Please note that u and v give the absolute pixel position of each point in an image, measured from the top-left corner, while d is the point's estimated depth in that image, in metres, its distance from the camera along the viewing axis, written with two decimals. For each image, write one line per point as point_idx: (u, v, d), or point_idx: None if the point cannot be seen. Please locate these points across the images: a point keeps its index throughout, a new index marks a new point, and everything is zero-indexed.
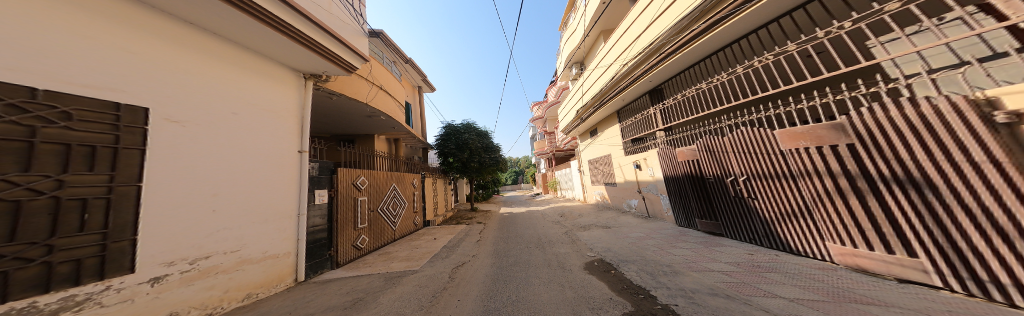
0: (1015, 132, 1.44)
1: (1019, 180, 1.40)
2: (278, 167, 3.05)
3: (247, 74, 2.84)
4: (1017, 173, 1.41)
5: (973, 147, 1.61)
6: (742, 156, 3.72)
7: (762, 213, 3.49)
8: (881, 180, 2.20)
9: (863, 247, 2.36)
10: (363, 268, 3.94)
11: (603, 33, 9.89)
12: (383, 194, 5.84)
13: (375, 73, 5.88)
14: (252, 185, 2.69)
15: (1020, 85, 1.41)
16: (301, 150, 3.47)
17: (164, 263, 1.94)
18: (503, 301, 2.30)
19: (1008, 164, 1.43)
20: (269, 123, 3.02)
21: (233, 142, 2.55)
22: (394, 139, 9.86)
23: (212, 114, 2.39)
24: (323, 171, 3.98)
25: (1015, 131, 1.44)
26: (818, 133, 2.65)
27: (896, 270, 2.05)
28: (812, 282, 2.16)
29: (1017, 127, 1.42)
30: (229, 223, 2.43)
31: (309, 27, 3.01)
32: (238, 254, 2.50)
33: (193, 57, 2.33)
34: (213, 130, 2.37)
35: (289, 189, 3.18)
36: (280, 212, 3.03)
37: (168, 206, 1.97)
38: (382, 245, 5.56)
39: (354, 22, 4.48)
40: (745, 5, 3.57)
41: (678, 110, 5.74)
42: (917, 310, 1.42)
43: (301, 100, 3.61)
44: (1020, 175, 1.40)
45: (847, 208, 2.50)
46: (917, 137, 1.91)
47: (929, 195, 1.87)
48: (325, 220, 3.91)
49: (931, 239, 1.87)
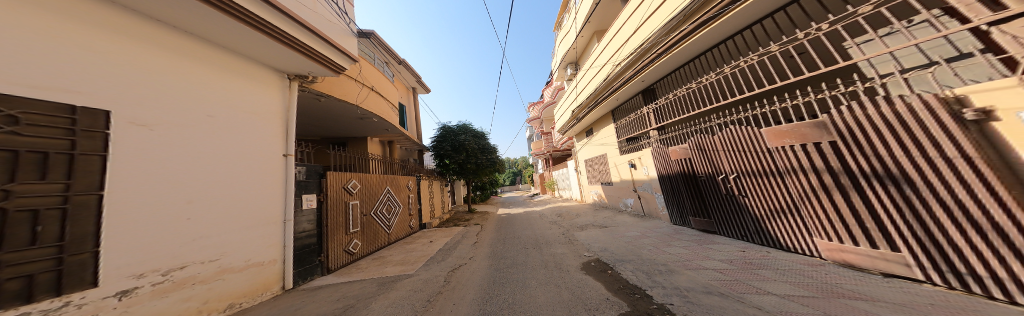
0: (983, 128, 1.51)
1: (993, 177, 1.43)
2: (261, 172, 2.95)
3: (226, 76, 2.75)
4: (990, 169, 1.44)
5: (947, 144, 1.64)
6: (730, 153, 3.80)
7: (752, 210, 3.54)
8: (863, 177, 2.24)
9: (849, 243, 2.39)
10: (356, 274, 3.84)
11: (597, 33, 9.98)
12: (376, 197, 5.75)
13: (366, 74, 5.77)
14: (233, 190, 2.59)
15: (994, 83, 1.43)
16: (287, 154, 3.36)
17: (131, 276, 1.81)
18: (499, 304, 2.26)
19: (984, 162, 1.47)
20: (250, 126, 2.91)
21: (209, 147, 2.43)
22: (388, 141, 9.75)
23: (187, 118, 2.28)
24: (312, 174, 3.87)
25: (984, 127, 1.51)
26: (802, 131, 2.71)
27: (881, 265, 2.07)
28: (803, 278, 2.16)
29: (985, 124, 1.50)
30: (206, 231, 2.31)
31: (295, 28, 2.96)
32: (217, 263, 2.39)
33: (164, 58, 2.22)
34: (188, 134, 2.27)
35: (274, 194, 3.08)
36: (265, 219, 2.93)
37: (134, 214, 1.85)
38: (375, 250, 5.46)
39: (341, 21, 4.37)
40: (731, 5, 3.62)
41: (670, 109, 5.81)
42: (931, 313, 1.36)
43: (287, 103, 3.51)
44: (994, 173, 1.42)
45: (832, 204, 2.54)
46: (894, 134, 1.96)
47: (907, 190, 1.91)
48: (314, 225, 3.80)
49: (912, 233, 1.90)
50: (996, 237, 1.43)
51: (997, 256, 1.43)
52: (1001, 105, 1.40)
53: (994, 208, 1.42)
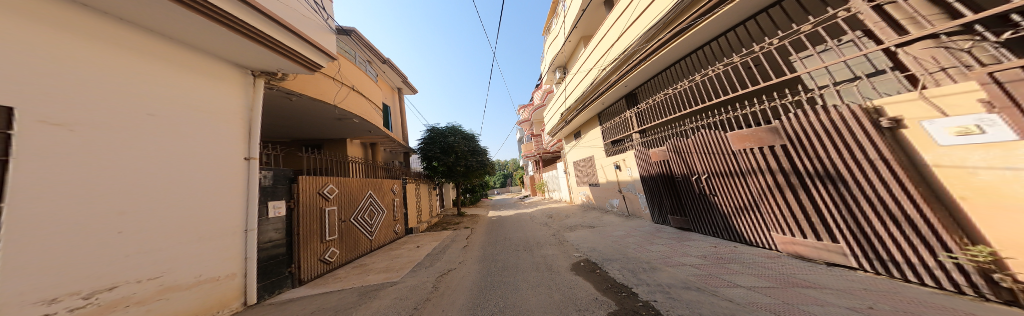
0: (893, 134, 2.02)
1: (904, 176, 1.90)
2: (218, 177, 2.66)
3: (177, 71, 2.45)
4: (902, 170, 1.91)
5: (869, 148, 2.12)
6: (699, 155, 4.07)
7: (718, 208, 3.83)
8: (807, 177, 2.64)
9: (798, 236, 2.72)
10: (333, 284, 3.58)
11: (583, 39, 10.25)
12: (356, 202, 5.44)
13: (346, 72, 5.49)
14: (182, 198, 2.31)
15: (902, 97, 1.93)
16: (249, 157, 3.06)
17: (44, 301, 1.49)
18: (490, 308, 2.18)
19: (896, 163, 1.94)
20: (205, 126, 2.62)
21: (153, 149, 2.14)
22: (370, 143, 9.33)
23: (127, 115, 1.99)
24: (280, 179, 3.56)
25: (892, 133, 2.02)
26: (759, 135, 3.05)
27: (825, 255, 2.42)
28: (764, 270, 2.30)
29: (895, 130, 2.00)
30: (148, 245, 2.02)
31: (269, 26, 2.79)
32: (160, 281, 2.09)
33: (111, 53, 1.97)
34: (127, 134, 1.98)
35: (232, 201, 2.79)
36: (221, 228, 2.63)
37: (44, 228, 1.51)
38: (356, 257, 5.15)
39: (318, 17, 4.12)
40: (701, 17, 3.87)
41: (650, 113, 6.10)
42: (894, 305, 1.42)
43: (251, 101, 3.22)
44: (904, 172, 1.90)
45: (784, 201, 2.88)
46: (829, 139, 2.41)
47: (840, 188, 2.35)
48: (283, 234, 3.50)
49: (846, 226, 2.31)
50: (914, 228, 1.85)
51: (917, 244, 1.83)
52: (909, 115, 1.89)
53: (910, 204, 1.87)
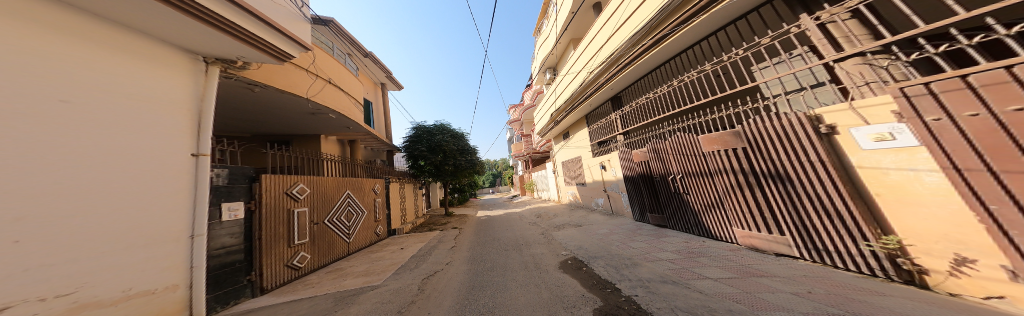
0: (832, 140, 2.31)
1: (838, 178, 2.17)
2: (156, 169, 2.11)
3: (107, 34, 1.90)
4: (835, 172, 2.19)
5: (813, 151, 2.36)
6: (671, 155, 4.32)
7: (685, 205, 4.13)
8: (760, 176, 2.92)
9: (751, 229, 3.04)
10: (303, 291, 3.30)
11: (573, 41, 10.39)
12: (331, 203, 5.09)
13: (322, 65, 5.12)
14: (113, 195, 1.81)
15: (838, 107, 2.21)
16: (196, 151, 2.49)
17: None
18: (478, 309, 2.11)
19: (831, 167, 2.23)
20: (143, 107, 2.08)
21: (68, 126, 1.61)
22: (348, 140, 8.81)
23: (33, 83, 1.47)
24: (237, 179, 3.18)
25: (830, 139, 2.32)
26: (724, 138, 3.28)
27: (775, 246, 2.73)
28: (727, 262, 2.46)
29: (832, 137, 2.30)
30: (59, 255, 1.53)
31: (250, 21, 2.60)
32: (71, 298, 1.58)
33: (71, 44, 1.66)
34: (34, 106, 1.46)
35: (172, 199, 2.23)
36: (161, 233, 2.13)
37: None
38: (331, 261, 4.82)
39: (291, 4, 3.75)
40: (680, 25, 4.05)
41: (632, 115, 6.35)
42: (829, 290, 1.61)
43: (201, 84, 2.66)
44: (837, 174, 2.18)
45: (741, 198, 3.17)
46: (781, 143, 2.67)
47: (788, 187, 2.63)
48: (242, 239, 3.16)
49: (790, 220, 2.61)
50: (846, 222, 2.13)
51: (848, 236, 2.12)
52: (842, 123, 2.20)
53: (844, 202, 2.14)
